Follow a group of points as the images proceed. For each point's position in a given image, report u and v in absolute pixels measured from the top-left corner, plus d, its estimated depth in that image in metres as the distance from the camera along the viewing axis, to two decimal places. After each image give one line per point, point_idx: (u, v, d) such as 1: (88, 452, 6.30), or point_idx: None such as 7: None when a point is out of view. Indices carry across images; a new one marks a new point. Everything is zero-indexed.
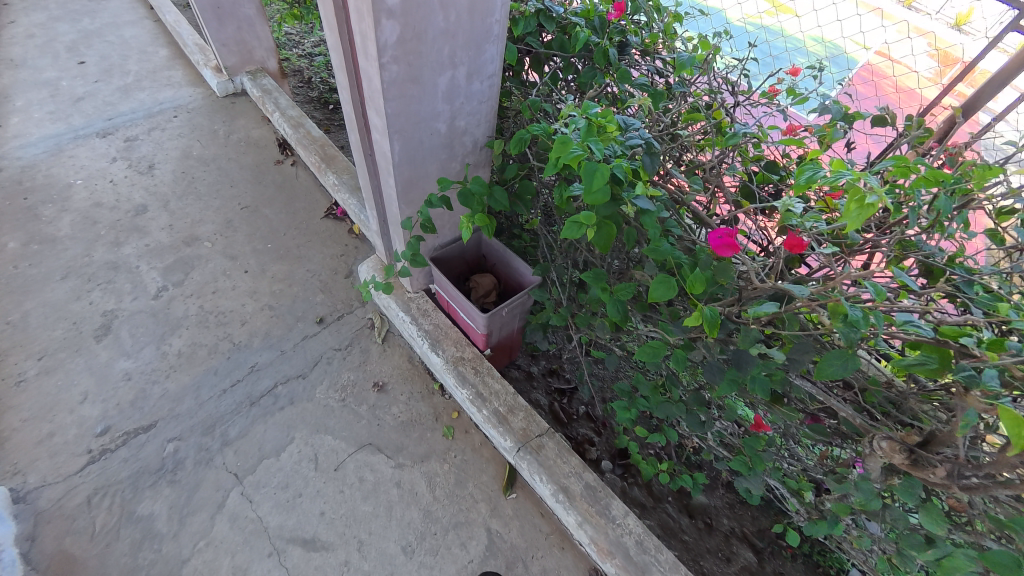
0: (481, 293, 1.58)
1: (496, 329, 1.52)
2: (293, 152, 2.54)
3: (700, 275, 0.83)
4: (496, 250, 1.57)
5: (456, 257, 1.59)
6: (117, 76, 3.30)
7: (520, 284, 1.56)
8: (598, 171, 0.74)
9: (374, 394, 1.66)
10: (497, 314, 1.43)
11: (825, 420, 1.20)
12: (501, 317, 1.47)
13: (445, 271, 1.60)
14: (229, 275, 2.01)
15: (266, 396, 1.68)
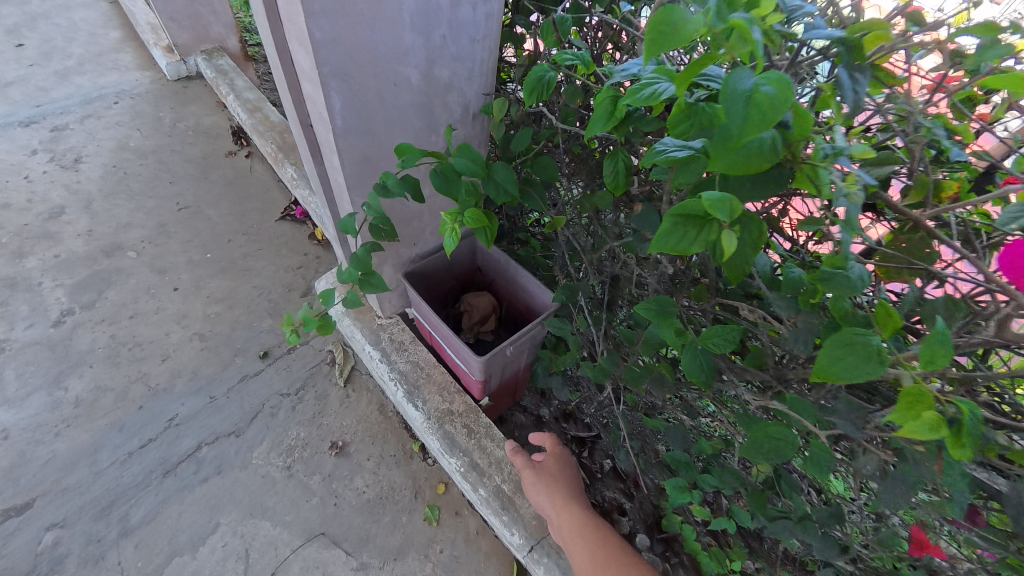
0: (475, 321, 1.14)
1: (498, 372, 1.09)
2: (250, 142, 2.10)
3: (948, 337, 0.42)
4: (495, 262, 1.15)
5: (440, 272, 1.16)
6: (57, 60, 2.86)
7: (529, 308, 1.13)
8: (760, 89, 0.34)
9: (330, 459, 1.21)
10: (499, 353, 1.01)
11: None
12: (505, 356, 1.04)
13: (425, 293, 1.16)
14: (153, 294, 1.56)
15: (186, 463, 1.24)
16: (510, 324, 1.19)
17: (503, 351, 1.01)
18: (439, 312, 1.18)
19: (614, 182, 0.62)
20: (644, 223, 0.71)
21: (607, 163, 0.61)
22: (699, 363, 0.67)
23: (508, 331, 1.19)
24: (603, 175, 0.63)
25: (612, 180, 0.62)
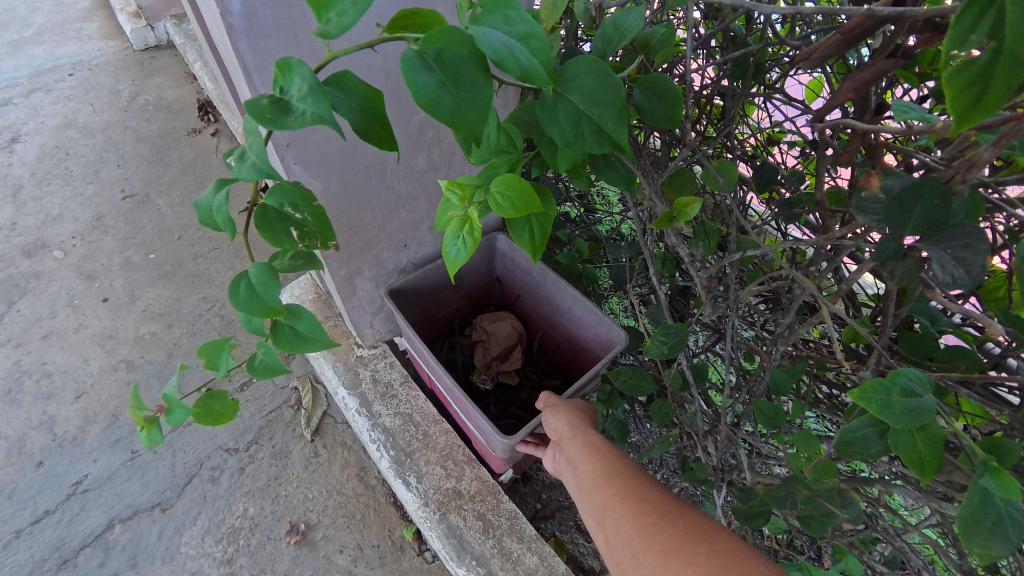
0: (494, 358, 0.79)
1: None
2: (218, 117, 1.74)
3: None
4: (524, 270, 0.78)
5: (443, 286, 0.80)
6: (14, 30, 2.52)
7: (574, 339, 0.77)
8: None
9: (287, 552, 0.86)
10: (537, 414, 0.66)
11: None
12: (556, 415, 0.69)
13: (422, 316, 0.81)
14: (76, 306, 1.21)
15: (88, 550, 0.88)
16: (545, 360, 0.83)
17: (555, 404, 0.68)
18: (446, 350, 0.83)
19: (967, 83, 0.21)
20: (897, 216, 0.34)
21: (961, 13, 0.21)
22: (986, 513, 0.35)
23: (540, 369, 0.83)
24: (944, 56, 0.22)
25: (981, 60, 0.21)
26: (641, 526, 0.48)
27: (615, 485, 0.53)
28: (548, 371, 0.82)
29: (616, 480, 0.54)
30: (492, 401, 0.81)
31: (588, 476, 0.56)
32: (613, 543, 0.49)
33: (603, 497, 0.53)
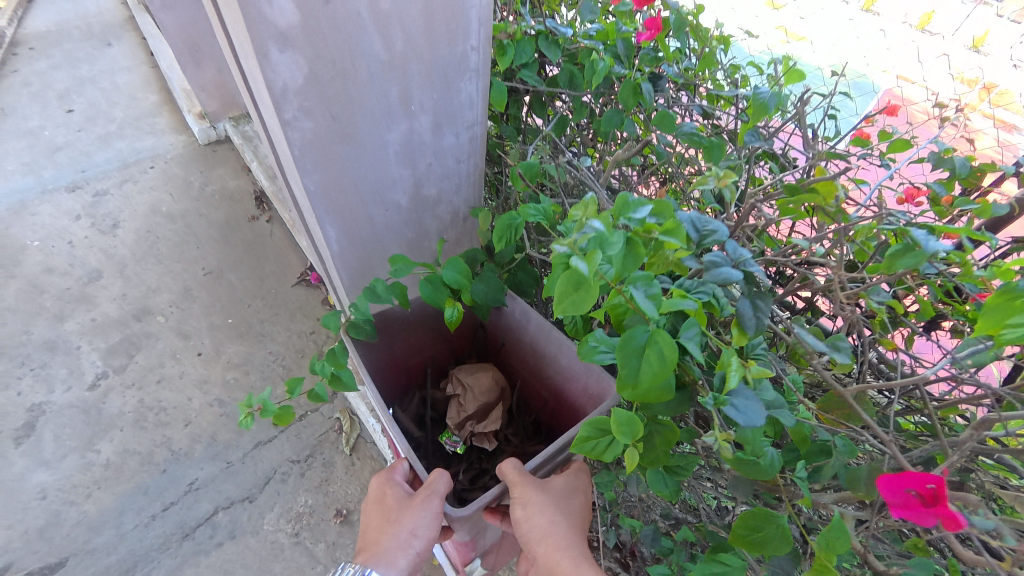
0: (469, 414, 1.03)
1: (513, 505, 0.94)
2: (271, 206, 2.26)
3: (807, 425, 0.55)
4: (506, 332, 1.04)
5: (423, 337, 1.08)
6: (101, 124, 3.17)
7: (551, 399, 1.02)
8: (651, 346, 0.41)
9: (335, 527, 1.30)
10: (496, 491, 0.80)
11: None
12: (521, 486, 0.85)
13: (397, 362, 1.07)
14: (177, 358, 1.69)
15: (201, 528, 1.33)
16: (516, 426, 1.10)
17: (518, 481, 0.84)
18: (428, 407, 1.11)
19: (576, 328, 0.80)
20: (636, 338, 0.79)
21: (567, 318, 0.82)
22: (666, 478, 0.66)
23: (519, 432, 1.10)
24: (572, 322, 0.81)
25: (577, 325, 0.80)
26: None
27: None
28: (527, 433, 1.09)
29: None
30: (462, 467, 1.08)
31: None
32: None
33: None
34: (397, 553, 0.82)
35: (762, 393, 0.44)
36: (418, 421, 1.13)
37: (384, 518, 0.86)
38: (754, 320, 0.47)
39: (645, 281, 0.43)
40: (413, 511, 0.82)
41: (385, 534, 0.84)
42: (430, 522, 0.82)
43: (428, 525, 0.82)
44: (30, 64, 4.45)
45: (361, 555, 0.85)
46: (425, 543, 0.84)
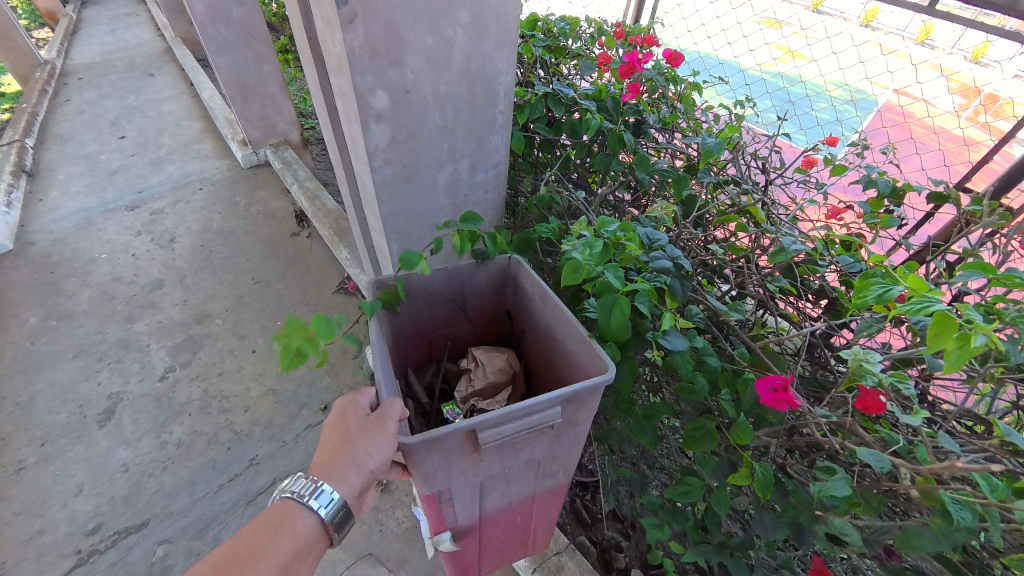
0: (476, 390, 1.03)
1: (462, 492, 0.77)
2: (309, 224, 2.57)
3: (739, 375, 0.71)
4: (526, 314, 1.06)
5: (445, 310, 1.11)
6: (152, 150, 3.52)
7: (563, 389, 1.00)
8: (616, 305, 0.67)
9: (377, 494, 1.56)
10: (439, 433, 0.62)
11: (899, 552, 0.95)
12: (472, 448, 0.69)
13: (416, 332, 1.11)
14: (235, 355, 1.97)
15: (263, 495, 1.58)
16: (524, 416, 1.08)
17: (472, 437, 0.66)
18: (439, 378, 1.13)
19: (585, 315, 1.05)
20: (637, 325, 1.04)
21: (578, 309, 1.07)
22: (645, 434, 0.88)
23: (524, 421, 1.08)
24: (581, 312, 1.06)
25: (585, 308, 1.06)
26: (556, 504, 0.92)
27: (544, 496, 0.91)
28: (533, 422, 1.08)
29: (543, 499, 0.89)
30: None
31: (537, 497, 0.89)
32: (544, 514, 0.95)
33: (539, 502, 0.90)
34: (350, 469, 0.76)
35: (690, 339, 0.70)
36: (427, 392, 1.15)
37: (342, 436, 0.79)
38: (680, 288, 0.72)
39: (613, 268, 0.68)
40: (371, 433, 0.76)
41: (340, 450, 0.77)
42: (386, 447, 0.76)
43: (378, 457, 0.77)
44: (80, 93, 4.88)
45: (312, 471, 0.78)
46: (380, 464, 0.78)
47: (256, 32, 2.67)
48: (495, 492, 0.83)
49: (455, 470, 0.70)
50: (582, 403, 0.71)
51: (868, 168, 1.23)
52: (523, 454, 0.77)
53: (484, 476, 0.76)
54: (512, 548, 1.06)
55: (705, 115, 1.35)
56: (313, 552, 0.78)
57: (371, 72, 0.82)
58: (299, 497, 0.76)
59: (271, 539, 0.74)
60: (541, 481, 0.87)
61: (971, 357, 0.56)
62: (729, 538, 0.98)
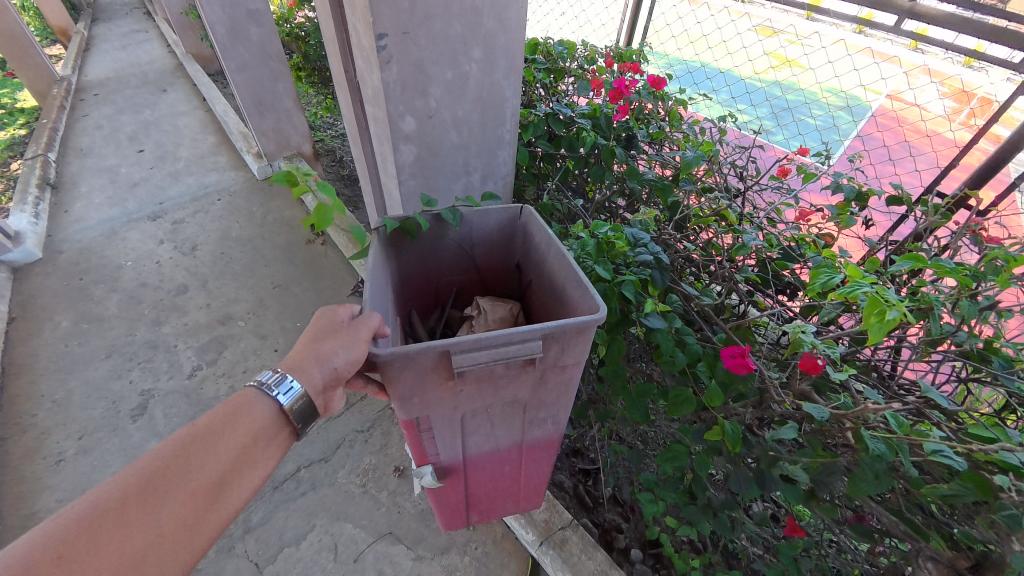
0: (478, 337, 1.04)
1: (440, 424, 0.85)
2: (324, 232, 2.73)
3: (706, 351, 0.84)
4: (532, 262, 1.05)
5: (452, 254, 1.13)
6: (170, 162, 3.69)
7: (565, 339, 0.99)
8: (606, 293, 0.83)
9: (394, 479, 1.69)
10: (410, 351, 0.68)
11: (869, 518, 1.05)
12: (447, 372, 0.74)
13: (422, 271, 1.12)
14: (259, 354, 2.11)
15: (288, 481, 1.70)
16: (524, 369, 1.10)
17: (445, 360, 0.72)
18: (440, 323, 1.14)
19: None
20: None
21: None
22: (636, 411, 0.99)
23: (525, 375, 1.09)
24: None
25: None
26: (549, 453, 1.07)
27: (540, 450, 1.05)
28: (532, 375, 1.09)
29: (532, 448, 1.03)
30: None
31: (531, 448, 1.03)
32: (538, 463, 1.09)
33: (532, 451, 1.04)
34: (313, 364, 0.77)
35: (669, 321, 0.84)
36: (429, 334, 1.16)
37: (314, 335, 0.81)
38: (656, 277, 0.86)
39: (604, 263, 0.84)
40: (344, 333, 0.78)
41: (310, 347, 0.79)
42: (352, 351, 0.76)
43: (342, 358, 0.77)
44: (98, 109, 5.08)
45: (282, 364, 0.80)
46: (346, 366, 0.79)
47: (272, 52, 2.84)
48: (475, 429, 0.91)
49: (429, 394, 0.77)
50: (561, 341, 0.76)
51: (836, 176, 1.37)
52: (502, 389, 0.82)
53: (461, 407, 0.82)
54: (499, 500, 1.20)
55: (691, 128, 1.50)
56: (277, 439, 0.80)
57: (402, 101, 0.98)
58: (265, 386, 0.79)
59: (234, 421, 0.76)
60: (524, 423, 0.94)
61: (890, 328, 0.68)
62: (714, 501, 1.12)
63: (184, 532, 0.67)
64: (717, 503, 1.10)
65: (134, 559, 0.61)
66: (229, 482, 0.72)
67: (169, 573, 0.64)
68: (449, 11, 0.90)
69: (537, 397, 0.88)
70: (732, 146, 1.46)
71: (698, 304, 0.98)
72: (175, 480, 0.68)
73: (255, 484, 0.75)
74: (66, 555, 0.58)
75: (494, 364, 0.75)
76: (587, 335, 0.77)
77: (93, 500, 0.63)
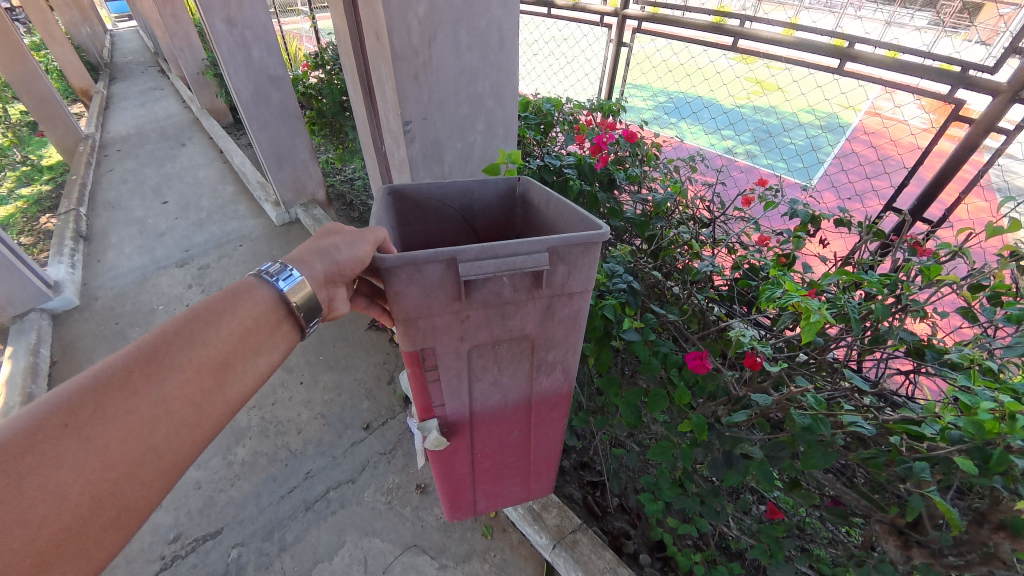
0: None
1: (445, 357, 0.92)
2: None
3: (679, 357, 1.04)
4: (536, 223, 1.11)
5: (454, 223, 1.15)
6: (193, 212, 3.97)
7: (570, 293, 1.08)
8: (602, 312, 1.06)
9: (417, 495, 1.84)
10: (419, 259, 0.76)
11: (845, 504, 1.19)
12: (453, 288, 0.82)
13: (424, 234, 1.15)
14: (286, 387, 2.30)
15: (320, 501, 1.84)
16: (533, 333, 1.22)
17: (453, 271, 0.80)
18: None
19: None
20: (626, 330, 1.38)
21: None
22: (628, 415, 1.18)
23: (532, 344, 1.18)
24: None
25: None
26: (559, 413, 1.21)
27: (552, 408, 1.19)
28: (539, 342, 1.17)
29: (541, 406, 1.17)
30: None
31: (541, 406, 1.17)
32: (545, 425, 1.22)
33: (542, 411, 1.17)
34: (316, 257, 0.80)
35: (646, 334, 1.06)
36: None
37: (320, 237, 0.83)
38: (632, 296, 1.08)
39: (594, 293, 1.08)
40: (354, 235, 0.82)
41: (315, 244, 0.81)
42: (358, 253, 0.81)
43: (348, 257, 0.80)
44: (121, 163, 5.43)
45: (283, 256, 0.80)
46: (348, 262, 0.81)
47: (291, 111, 3.15)
48: (483, 378, 1.02)
49: (437, 317, 0.85)
50: (564, 256, 0.86)
51: (792, 203, 1.58)
52: (511, 318, 0.91)
53: (468, 337, 0.91)
54: (509, 480, 1.35)
55: (665, 168, 1.74)
56: (280, 328, 0.79)
57: (424, 168, 1.21)
58: (265, 274, 0.79)
59: (234, 307, 0.75)
60: (531, 369, 1.05)
61: (819, 328, 0.90)
62: (703, 490, 1.32)
63: (190, 408, 0.67)
64: (705, 491, 1.29)
65: (145, 430, 0.63)
66: (234, 361, 0.72)
67: (180, 442, 0.66)
68: (458, 97, 1.15)
69: (544, 333, 0.98)
70: (698, 184, 1.71)
71: (668, 320, 1.21)
72: (178, 358, 0.67)
73: (258, 371, 0.76)
74: (79, 419, 0.59)
75: (498, 280, 0.84)
76: (590, 253, 0.87)
77: (98, 372, 0.63)
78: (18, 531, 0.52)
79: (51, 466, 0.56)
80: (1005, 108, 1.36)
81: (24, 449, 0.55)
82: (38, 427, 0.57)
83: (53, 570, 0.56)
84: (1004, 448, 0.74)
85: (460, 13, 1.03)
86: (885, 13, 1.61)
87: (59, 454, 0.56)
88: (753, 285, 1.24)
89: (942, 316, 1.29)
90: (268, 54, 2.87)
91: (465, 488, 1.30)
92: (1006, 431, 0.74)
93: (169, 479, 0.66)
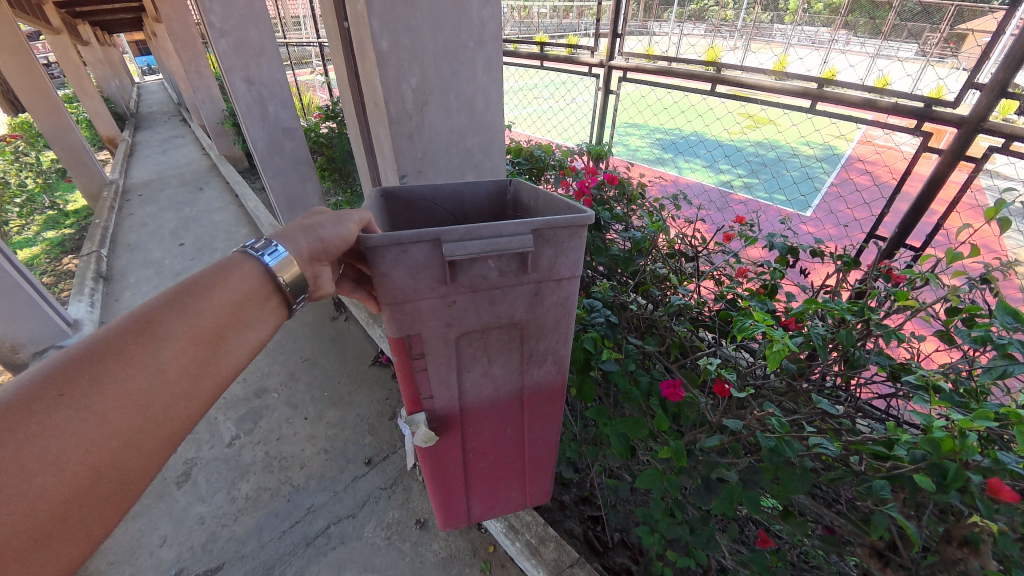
0: None
1: (434, 346, 0.98)
2: (347, 309, 3.12)
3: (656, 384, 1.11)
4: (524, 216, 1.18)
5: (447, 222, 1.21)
6: (208, 253, 4.16)
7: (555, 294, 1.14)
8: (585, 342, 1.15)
9: (416, 530, 1.85)
10: (405, 238, 0.82)
11: (837, 532, 1.20)
12: (440, 270, 0.88)
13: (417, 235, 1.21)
14: (291, 423, 2.36)
15: (320, 536, 1.86)
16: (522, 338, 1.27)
17: (438, 252, 0.86)
18: None
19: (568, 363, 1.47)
20: None
21: None
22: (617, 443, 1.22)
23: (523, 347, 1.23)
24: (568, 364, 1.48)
25: None
26: (551, 409, 1.23)
27: (544, 403, 1.21)
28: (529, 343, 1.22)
29: (534, 402, 1.20)
30: None
31: (533, 401, 1.20)
32: (538, 420, 1.24)
33: (535, 405, 1.21)
34: (301, 233, 0.85)
35: (625, 365, 1.14)
36: None
37: (303, 218, 0.90)
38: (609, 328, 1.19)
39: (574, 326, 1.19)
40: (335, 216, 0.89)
41: (299, 224, 0.88)
42: (338, 231, 0.87)
43: (331, 235, 0.87)
44: (142, 208, 5.71)
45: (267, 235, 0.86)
46: (332, 239, 0.88)
47: (303, 159, 3.35)
48: (473, 367, 1.06)
49: (424, 299, 0.91)
50: (548, 239, 0.92)
51: (771, 236, 1.66)
52: (499, 304, 0.97)
53: (455, 322, 0.96)
54: (506, 484, 1.38)
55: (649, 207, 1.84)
56: (268, 303, 0.83)
57: None
58: (251, 249, 0.84)
59: (221, 282, 0.79)
60: (522, 359, 1.10)
61: (784, 356, 0.99)
62: (694, 519, 1.33)
63: (187, 377, 0.70)
64: (695, 520, 1.31)
65: (144, 397, 0.65)
66: (226, 334, 0.76)
67: (179, 410, 0.69)
68: (449, 152, 1.28)
69: (535, 318, 1.03)
70: (680, 220, 1.80)
71: (647, 352, 1.28)
72: (171, 329, 0.70)
73: (250, 343, 0.80)
74: (73, 390, 0.61)
75: (484, 262, 0.90)
76: (575, 235, 0.94)
77: (89, 346, 0.65)
78: (20, 501, 0.54)
79: (48, 435, 0.57)
80: (968, 140, 1.43)
81: (21, 418, 0.56)
82: (33, 398, 0.58)
83: (54, 544, 0.56)
84: (958, 465, 0.79)
85: (450, 80, 1.17)
86: (872, 47, 1.69)
87: (57, 422, 0.58)
88: (730, 315, 1.31)
89: (920, 341, 1.32)
90: (283, 108, 3.08)
91: (458, 494, 1.33)
92: (959, 448, 0.79)
93: (166, 451, 0.68)
